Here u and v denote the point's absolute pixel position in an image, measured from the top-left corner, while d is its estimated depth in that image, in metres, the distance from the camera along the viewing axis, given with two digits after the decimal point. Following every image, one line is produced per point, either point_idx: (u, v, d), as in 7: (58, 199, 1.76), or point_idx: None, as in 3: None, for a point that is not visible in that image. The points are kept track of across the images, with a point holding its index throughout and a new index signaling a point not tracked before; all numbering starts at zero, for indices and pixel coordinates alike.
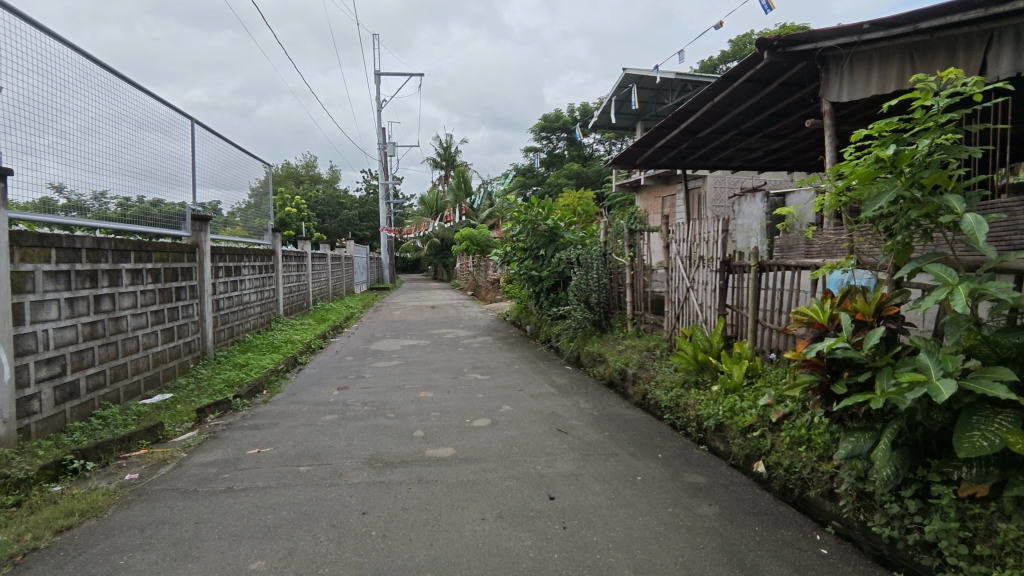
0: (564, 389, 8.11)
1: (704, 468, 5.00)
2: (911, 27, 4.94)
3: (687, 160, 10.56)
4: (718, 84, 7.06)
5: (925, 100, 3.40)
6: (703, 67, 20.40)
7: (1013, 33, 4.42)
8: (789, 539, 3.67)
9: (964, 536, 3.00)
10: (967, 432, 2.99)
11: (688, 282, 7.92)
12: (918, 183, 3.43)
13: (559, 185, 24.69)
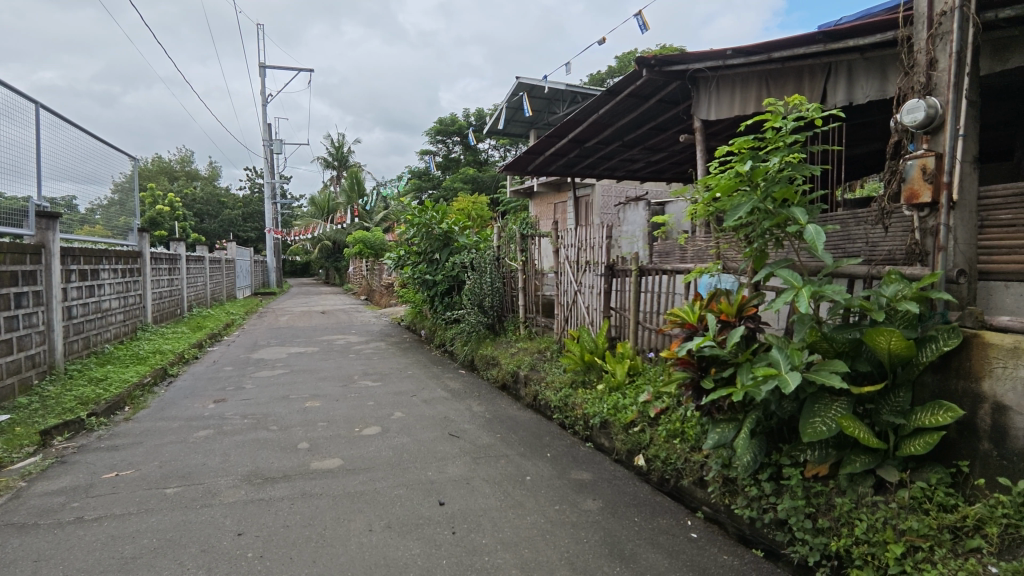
0: (457, 393, 8.09)
1: (589, 464, 5.21)
2: (766, 56, 5.49)
3: (576, 168, 10.97)
4: (603, 97, 7.42)
5: (776, 122, 3.80)
6: (593, 80, 21.33)
7: (846, 67, 5.09)
8: (664, 527, 3.92)
9: (809, 512, 3.34)
10: (810, 418, 3.37)
11: (576, 286, 8.22)
12: (771, 196, 3.82)
13: (455, 189, 24.69)
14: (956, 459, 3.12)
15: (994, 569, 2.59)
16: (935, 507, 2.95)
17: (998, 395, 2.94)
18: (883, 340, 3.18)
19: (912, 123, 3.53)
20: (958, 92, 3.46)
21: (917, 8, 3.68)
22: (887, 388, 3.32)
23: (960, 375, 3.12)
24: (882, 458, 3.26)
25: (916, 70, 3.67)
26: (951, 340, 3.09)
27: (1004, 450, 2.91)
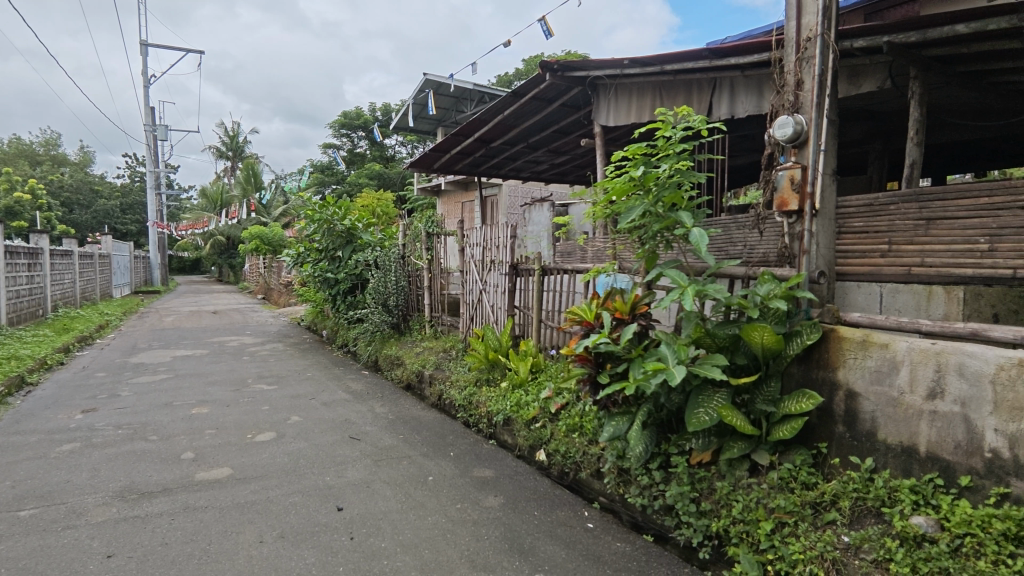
0: (359, 395, 7.86)
1: (492, 461, 5.26)
2: (658, 68, 5.79)
3: (482, 168, 11.01)
4: (508, 99, 7.50)
5: (666, 131, 4.03)
6: (500, 81, 21.51)
7: (729, 83, 5.51)
8: (562, 518, 4.04)
9: (693, 497, 3.58)
10: (694, 409, 3.61)
11: (481, 285, 8.26)
12: (661, 201, 4.05)
13: (360, 185, 23.97)
14: (817, 441, 3.47)
15: (845, 538, 2.90)
16: (799, 485, 3.26)
17: (850, 383, 3.29)
18: (757, 335, 3.47)
19: (782, 138, 3.86)
20: (820, 112, 3.83)
21: (788, 33, 4.04)
22: (760, 379, 3.62)
23: (819, 366, 3.47)
24: (756, 444, 3.55)
25: (786, 89, 4.03)
26: (812, 335, 3.42)
27: (855, 432, 3.27)
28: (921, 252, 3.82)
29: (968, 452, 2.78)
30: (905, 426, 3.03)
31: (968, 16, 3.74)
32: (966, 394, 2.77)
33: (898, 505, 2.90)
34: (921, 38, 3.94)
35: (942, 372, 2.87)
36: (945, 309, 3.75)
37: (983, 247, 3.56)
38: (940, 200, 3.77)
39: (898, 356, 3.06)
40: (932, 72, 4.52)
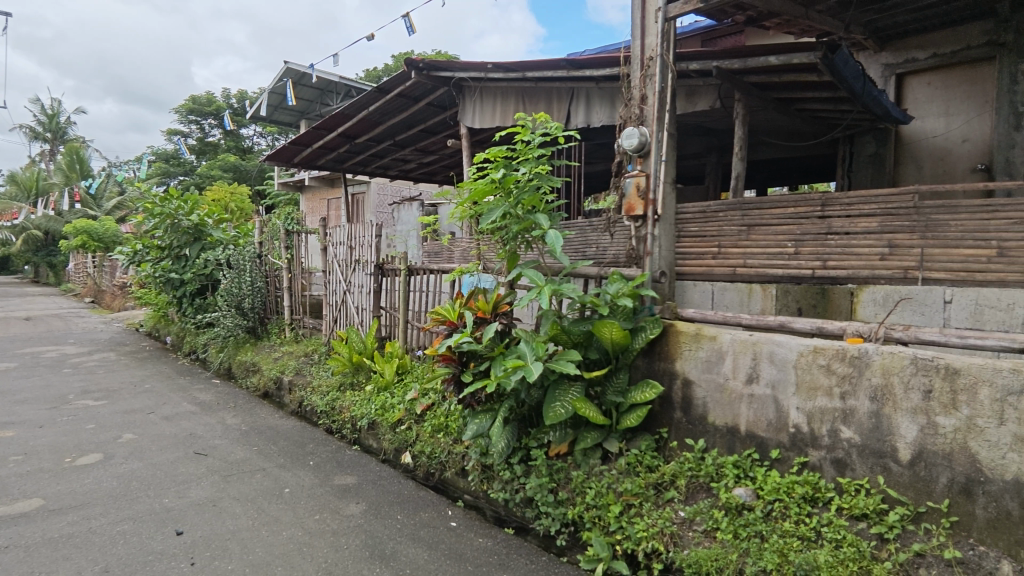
0: (207, 406, 7.18)
1: (354, 467, 5.08)
2: (521, 74, 5.97)
3: (347, 164, 10.60)
4: (373, 94, 7.29)
5: (525, 136, 4.16)
6: (368, 75, 20.88)
7: (586, 94, 5.85)
8: (426, 520, 4.01)
9: (552, 487, 3.74)
10: (552, 403, 3.77)
11: (345, 285, 7.96)
12: (520, 203, 4.18)
13: (212, 177, 21.97)
14: (659, 427, 3.79)
15: (682, 513, 3.19)
16: (643, 469, 3.54)
17: (686, 372, 3.63)
18: (607, 331, 3.70)
19: (630, 147, 4.15)
20: (660, 126, 4.19)
21: (634, 51, 4.36)
22: (611, 371, 3.88)
23: (660, 357, 3.79)
24: (607, 433, 3.80)
25: (632, 103, 4.35)
26: (655, 329, 3.73)
27: (689, 416, 3.62)
28: (743, 254, 4.31)
29: (778, 428, 3.18)
30: (729, 409, 3.40)
31: (778, 50, 4.31)
32: (775, 378, 3.18)
33: (724, 480, 3.25)
34: (742, 66, 4.47)
35: (757, 360, 3.26)
36: (762, 304, 4.29)
37: (791, 250, 4.13)
38: (758, 210, 4.30)
39: (723, 347, 3.43)
40: (752, 97, 5.13)
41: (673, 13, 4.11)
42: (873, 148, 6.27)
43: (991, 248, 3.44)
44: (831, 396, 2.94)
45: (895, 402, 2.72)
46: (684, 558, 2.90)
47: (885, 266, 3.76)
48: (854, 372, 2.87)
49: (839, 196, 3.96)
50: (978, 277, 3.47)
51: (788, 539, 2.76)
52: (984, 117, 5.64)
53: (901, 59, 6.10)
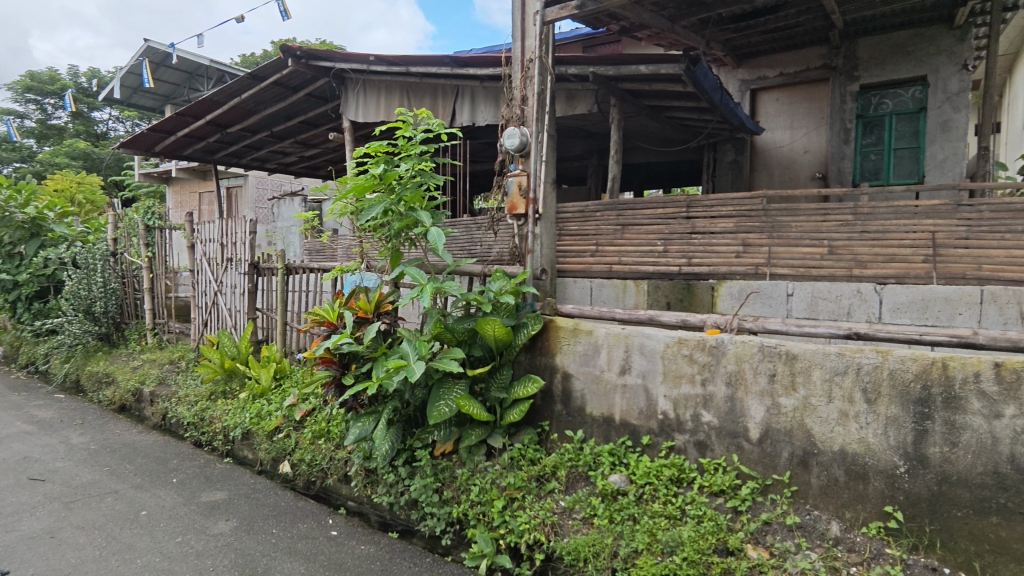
0: (47, 424, 6.31)
1: (225, 481, 4.71)
2: (405, 68, 5.84)
3: (219, 154, 9.80)
4: (245, 80, 6.79)
5: (406, 131, 4.08)
6: (245, 61, 19.48)
7: (470, 93, 5.87)
8: (304, 531, 3.81)
9: (437, 487, 3.70)
10: (436, 402, 3.73)
11: (216, 286, 7.36)
12: (402, 200, 4.09)
13: (56, 164, 19.36)
14: (541, 421, 3.89)
15: (562, 502, 3.29)
16: (526, 462, 3.60)
17: (565, 366, 3.75)
18: (490, 329, 3.73)
19: (512, 147, 4.19)
20: (540, 127, 4.29)
21: (514, 52, 4.41)
22: (494, 368, 3.92)
23: (541, 353, 3.89)
24: (491, 429, 3.83)
25: (514, 103, 4.41)
26: (536, 326, 3.81)
27: (569, 408, 3.74)
28: (618, 252, 4.59)
29: (648, 416, 3.38)
30: (605, 400, 3.56)
31: (648, 59, 4.59)
32: (645, 369, 3.37)
33: (601, 467, 3.39)
34: (616, 73, 4.70)
35: (629, 352, 3.44)
36: (636, 299, 4.50)
37: (660, 248, 4.42)
38: (632, 210, 4.55)
39: (599, 340, 3.58)
40: (626, 103, 5.44)
41: (550, 18, 4.22)
42: (732, 156, 6.87)
43: (824, 247, 3.89)
44: (694, 383, 3.18)
45: (747, 386, 2.99)
46: (564, 547, 2.99)
47: (739, 263, 4.13)
48: (712, 360, 3.11)
49: (701, 198, 4.29)
50: (814, 272, 3.90)
51: (657, 519, 2.94)
52: (821, 131, 6.43)
53: (754, 75, 6.73)
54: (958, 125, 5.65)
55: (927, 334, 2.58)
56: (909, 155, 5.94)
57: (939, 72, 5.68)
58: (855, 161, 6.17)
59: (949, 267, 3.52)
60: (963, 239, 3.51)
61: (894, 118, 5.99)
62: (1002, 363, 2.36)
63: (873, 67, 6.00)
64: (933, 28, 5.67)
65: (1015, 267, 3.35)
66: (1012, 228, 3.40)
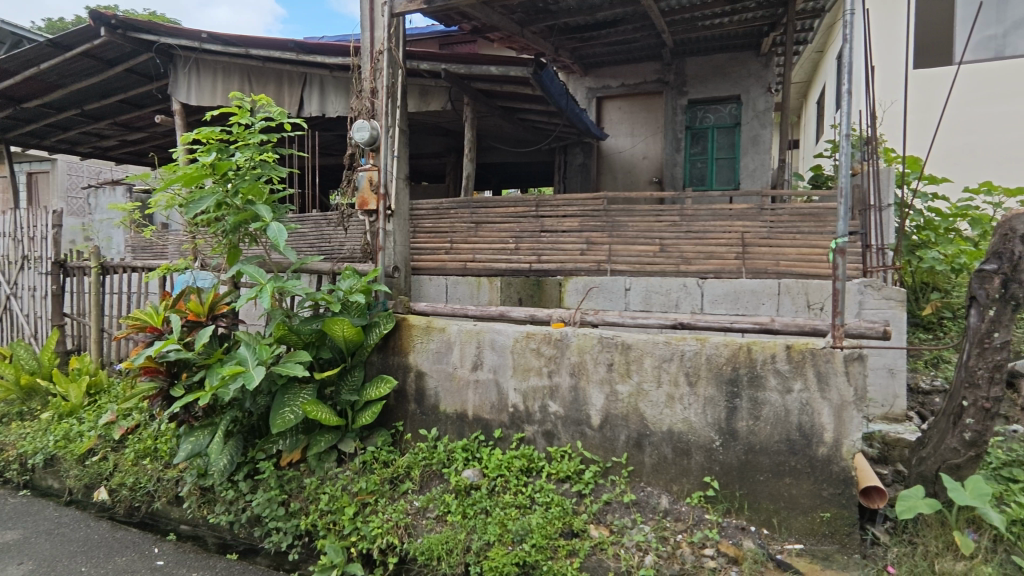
0: None
1: (20, 518, 4.00)
2: (244, 50, 5.39)
3: (11, 133, 8.29)
4: (44, 48, 5.81)
5: (242, 118, 3.76)
6: (49, 26, 16.71)
7: (319, 82, 5.58)
8: (122, 566, 3.35)
9: (282, 499, 3.47)
10: (280, 410, 3.49)
11: (8, 288, 6.22)
12: (238, 192, 3.76)
13: None
14: (394, 421, 3.81)
15: (416, 503, 3.24)
16: (379, 465, 3.50)
17: (418, 364, 3.71)
18: (338, 329, 3.56)
19: (362, 140, 4.02)
20: (390, 121, 4.17)
21: (362, 42, 4.26)
22: (345, 371, 3.76)
23: (394, 352, 3.81)
24: (343, 434, 3.67)
25: (363, 95, 4.25)
26: (388, 325, 3.72)
27: (423, 407, 3.71)
28: (472, 250, 4.69)
29: (500, 409, 3.45)
30: (458, 396, 3.58)
31: (498, 61, 4.69)
32: (496, 363, 3.45)
33: (454, 464, 3.40)
34: (467, 72, 4.75)
35: (480, 348, 3.49)
36: (490, 295, 4.64)
37: (512, 246, 4.58)
38: (485, 208, 4.67)
39: (451, 337, 3.59)
40: (479, 102, 5.54)
41: (399, 10, 4.14)
42: (581, 159, 7.26)
43: (656, 245, 4.25)
44: (541, 375, 3.31)
45: (588, 375, 3.17)
46: (417, 547, 2.95)
47: (584, 259, 4.39)
48: (557, 353, 3.26)
49: (549, 198, 4.50)
50: (648, 269, 4.25)
51: (508, 510, 3.01)
52: (656, 140, 7.04)
53: (599, 84, 7.16)
54: (765, 139, 6.51)
55: (736, 322, 2.92)
56: (728, 164, 6.72)
57: (749, 93, 6.50)
58: (684, 168, 6.84)
59: (755, 263, 4.01)
60: (765, 238, 4.03)
61: (716, 131, 6.76)
62: (793, 346, 2.72)
63: (698, 84, 6.69)
64: (745, 53, 6.45)
65: (805, 263, 3.91)
66: (801, 229, 3.98)
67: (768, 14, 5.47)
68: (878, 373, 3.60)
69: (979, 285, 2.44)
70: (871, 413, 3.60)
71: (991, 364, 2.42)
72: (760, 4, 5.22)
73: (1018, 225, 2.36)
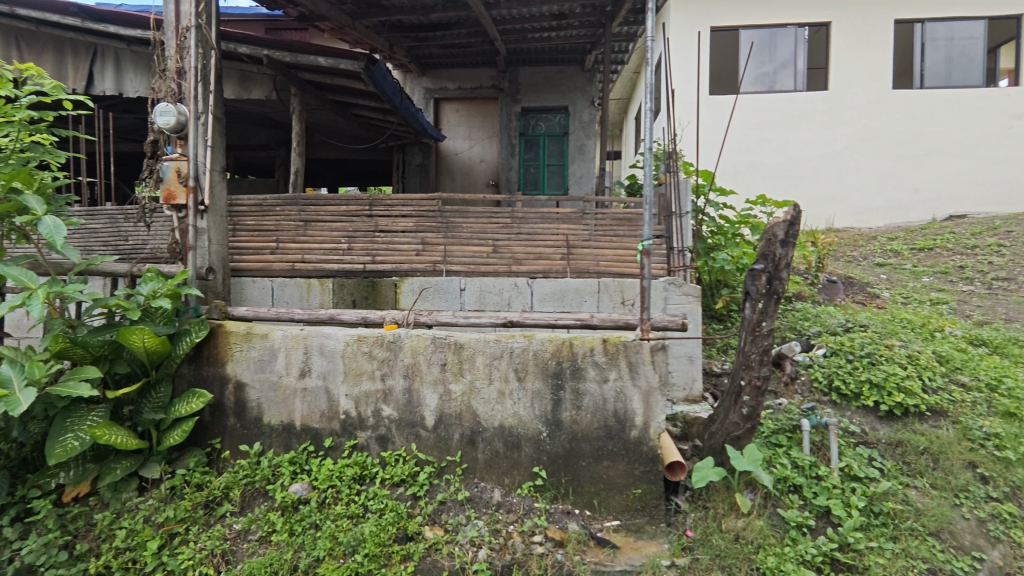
0: None
1: None
2: (8, 8, 4.48)
3: None
4: None
5: (2, 90, 3.11)
6: None
7: (113, 56, 4.87)
8: None
9: (65, 542, 2.91)
10: (59, 437, 2.95)
11: None
12: None
13: None
14: (210, 439, 3.43)
15: (235, 526, 2.97)
16: (190, 489, 3.13)
17: (237, 375, 3.38)
18: (137, 339, 3.09)
19: (164, 126, 3.55)
20: (200, 106, 3.76)
21: (165, 15, 3.77)
22: (147, 386, 3.30)
23: (208, 362, 3.43)
24: (145, 458, 3.22)
25: (167, 74, 3.76)
26: (201, 332, 3.34)
27: (244, 421, 3.39)
28: (301, 250, 4.45)
29: (330, 417, 3.28)
30: (284, 407, 3.33)
31: (326, 52, 4.50)
32: (325, 369, 3.27)
33: (280, 479, 3.16)
34: (292, 61, 4.56)
35: (308, 353, 3.29)
36: (321, 298, 4.42)
37: (344, 246, 4.43)
38: (315, 205, 4.48)
39: (275, 344, 3.34)
40: (308, 94, 5.26)
41: None
42: (420, 159, 7.21)
43: (489, 246, 4.37)
44: (373, 379, 3.21)
45: (421, 376, 3.16)
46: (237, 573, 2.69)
47: (419, 260, 4.37)
48: (390, 355, 3.20)
49: (382, 198, 4.44)
50: (481, 269, 4.34)
51: (339, 522, 2.88)
52: (493, 144, 7.25)
53: (437, 86, 7.17)
54: (590, 149, 7.04)
55: (560, 319, 3.11)
56: (558, 170, 7.14)
57: (575, 105, 6.99)
58: (519, 172, 7.13)
59: (578, 263, 4.30)
60: (586, 240, 4.36)
61: (547, 139, 7.16)
62: (608, 340, 2.97)
63: (531, 93, 7.02)
64: (571, 67, 6.92)
65: (620, 263, 4.29)
66: (618, 233, 4.38)
67: (590, 33, 5.92)
68: (680, 361, 4.05)
69: (752, 281, 2.87)
70: (674, 397, 4.06)
71: (760, 349, 2.86)
72: (582, 23, 5.63)
73: (778, 231, 2.82)
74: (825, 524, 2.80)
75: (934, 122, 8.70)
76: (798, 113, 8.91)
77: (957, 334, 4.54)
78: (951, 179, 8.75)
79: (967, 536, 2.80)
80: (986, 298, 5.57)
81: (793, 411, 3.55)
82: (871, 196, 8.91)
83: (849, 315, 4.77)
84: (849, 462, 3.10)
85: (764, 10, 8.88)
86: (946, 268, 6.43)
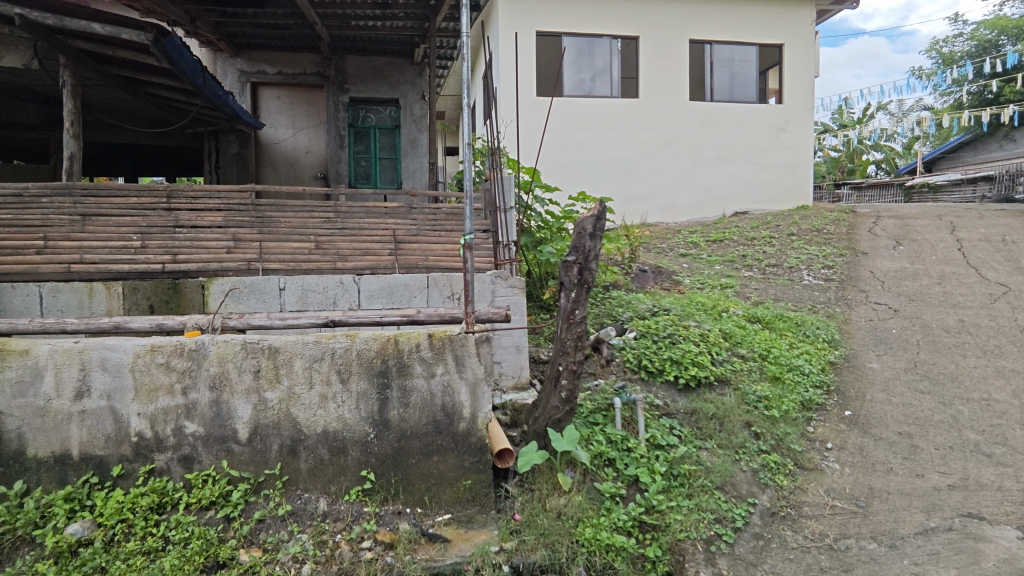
0: None
1: None
2: None
3: None
4: None
5: None
6: None
7: None
8: None
9: None
10: None
11: None
12: None
13: None
14: None
15: None
16: None
17: None
18: None
19: None
20: None
21: None
22: None
23: None
24: None
25: None
26: None
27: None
28: (79, 249, 3.82)
29: (116, 442, 2.82)
30: (55, 435, 2.80)
31: (102, 18, 3.93)
32: (109, 387, 2.81)
33: (52, 521, 2.66)
34: (59, 24, 3.92)
35: (85, 369, 2.80)
36: (107, 304, 3.80)
37: (136, 244, 3.88)
38: (94, 198, 3.93)
39: (40, 361, 2.78)
40: (83, 65, 4.51)
41: None
42: (236, 148, 6.55)
43: (311, 243, 4.12)
44: (172, 394, 2.84)
45: (231, 387, 2.86)
46: None
47: (230, 258, 3.97)
48: (192, 366, 2.84)
49: (183, 188, 4.04)
50: (302, 266, 4.06)
51: (130, 562, 2.53)
52: (319, 134, 6.83)
53: (253, 68, 6.54)
54: (422, 144, 6.97)
55: (386, 316, 3.00)
56: (390, 164, 6.96)
57: (404, 97, 6.86)
58: (349, 165, 6.81)
59: (407, 258, 4.20)
60: (413, 235, 4.30)
61: (377, 131, 6.93)
62: (434, 334, 2.95)
63: (358, 82, 6.74)
64: (399, 59, 6.80)
65: (449, 258, 4.29)
66: (444, 228, 4.39)
67: (417, 27, 5.83)
68: (508, 351, 4.17)
69: (565, 272, 3.04)
70: (504, 385, 4.19)
71: (574, 334, 3.05)
72: (407, 15, 5.53)
73: (586, 224, 3.02)
74: (635, 490, 3.12)
75: (721, 131, 10.05)
76: (612, 116, 9.72)
77: (739, 313, 5.29)
78: (734, 180, 10.18)
79: (745, 486, 3.27)
80: (760, 281, 6.57)
81: (607, 390, 3.84)
82: (674, 194, 10.04)
83: (655, 300, 5.30)
84: (653, 432, 3.46)
85: (582, 19, 9.52)
86: (732, 257, 7.47)
